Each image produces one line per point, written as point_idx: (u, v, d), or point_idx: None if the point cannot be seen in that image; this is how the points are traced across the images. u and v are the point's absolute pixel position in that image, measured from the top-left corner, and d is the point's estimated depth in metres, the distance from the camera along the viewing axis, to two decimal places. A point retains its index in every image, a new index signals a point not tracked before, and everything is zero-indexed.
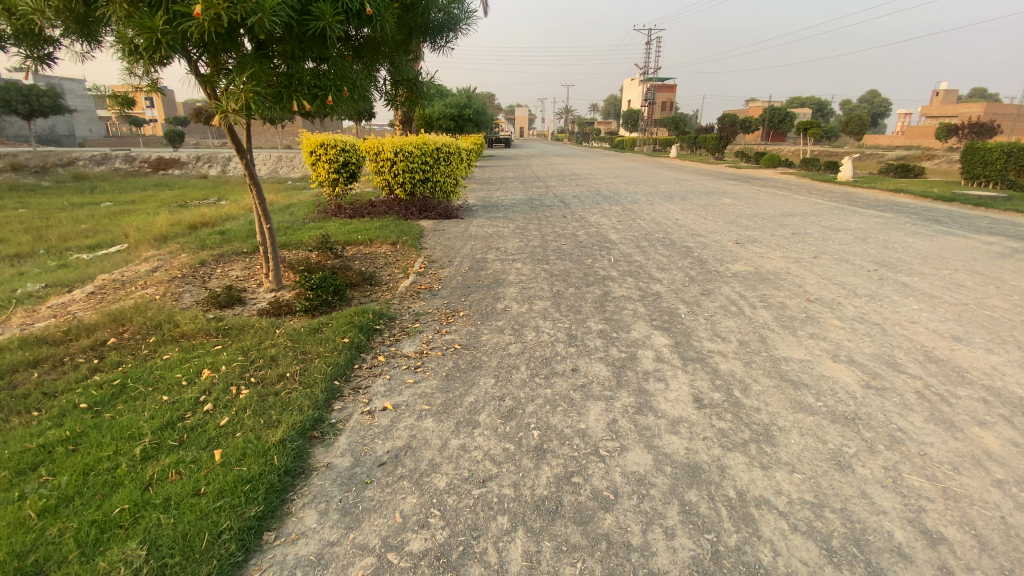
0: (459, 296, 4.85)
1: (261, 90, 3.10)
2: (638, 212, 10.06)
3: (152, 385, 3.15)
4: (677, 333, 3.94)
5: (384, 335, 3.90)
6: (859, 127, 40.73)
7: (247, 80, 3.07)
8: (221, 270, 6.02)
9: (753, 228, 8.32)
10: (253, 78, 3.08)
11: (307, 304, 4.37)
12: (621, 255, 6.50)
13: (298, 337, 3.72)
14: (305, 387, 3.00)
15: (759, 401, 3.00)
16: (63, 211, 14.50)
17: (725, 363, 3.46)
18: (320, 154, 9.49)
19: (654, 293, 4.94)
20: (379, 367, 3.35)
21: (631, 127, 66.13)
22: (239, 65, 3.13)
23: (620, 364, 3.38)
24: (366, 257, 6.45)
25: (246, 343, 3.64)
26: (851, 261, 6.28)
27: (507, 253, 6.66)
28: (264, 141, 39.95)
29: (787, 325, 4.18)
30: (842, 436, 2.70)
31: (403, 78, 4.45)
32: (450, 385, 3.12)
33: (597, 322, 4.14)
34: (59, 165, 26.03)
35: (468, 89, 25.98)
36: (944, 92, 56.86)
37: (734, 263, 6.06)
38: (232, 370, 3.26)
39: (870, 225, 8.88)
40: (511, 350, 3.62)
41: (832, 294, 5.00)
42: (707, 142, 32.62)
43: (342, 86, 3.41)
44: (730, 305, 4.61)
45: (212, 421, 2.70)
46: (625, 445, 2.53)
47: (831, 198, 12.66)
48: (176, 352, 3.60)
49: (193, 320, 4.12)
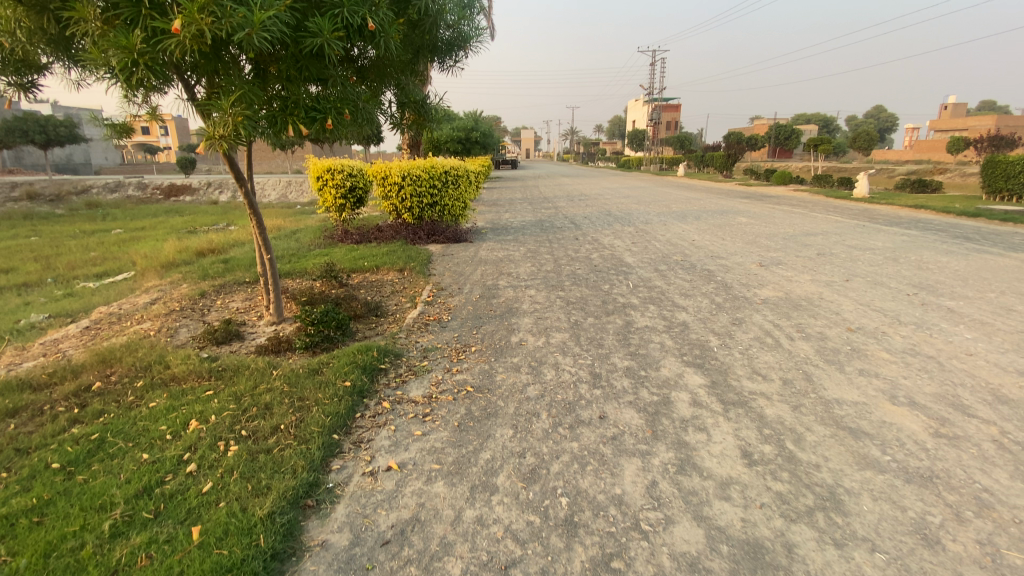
0: (470, 328, 4.53)
1: (253, 114, 2.86)
2: (652, 233, 9.78)
3: (134, 439, 2.83)
4: (712, 370, 3.56)
5: (389, 375, 3.56)
6: (868, 143, 40.49)
7: (235, 102, 2.83)
8: (221, 301, 5.77)
9: (774, 249, 7.96)
10: (243, 100, 2.84)
11: (308, 341, 4.05)
12: (639, 279, 6.17)
13: (295, 380, 3.40)
14: (300, 443, 2.67)
15: (818, 456, 2.62)
16: (73, 238, 14.51)
17: (771, 408, 3.09)
18: (327, 179, 9.33)
19: (681, 322, 4.58)
20: (383, 416, 3.01)
21: (636, 147, 66.58)
22: (228, 86, 2.90)
23: (653, 409, 3.02)
24: (372, 286, 6.16)
25: (239, 388, 3.33)
26: (886, 284, 5.89)
27: (519, 279, 6.36)
28: (275, 167, 40.57)
29: (833, 360, 3.79)
30: (922, 502, 2.32)
31: (410, 101, 4.21)
32: (462, 438, 2.76)
33: (622, 358, 3.78)
34: (74, 193, 26.38)
35: (475, 114, 26.30)
36: (952, 107, 56.60)
37: (762, 288, 5.71)
38: (223, 422, 2.93)
39: (897, 243, 8.50)
40: (529, 392, 3.26)
41: (874, 322, 4.62)
42: (715, 160, 32.48)
43: (342, 108, 3.17)
44: (765, 336, 4.24)
45: (195, 487, 2.37)
46: (670, 517, 2.16)
47: (850, 216, 12.29)
48: (164, 398, 3.29)
49: (186, 360, 3.82)
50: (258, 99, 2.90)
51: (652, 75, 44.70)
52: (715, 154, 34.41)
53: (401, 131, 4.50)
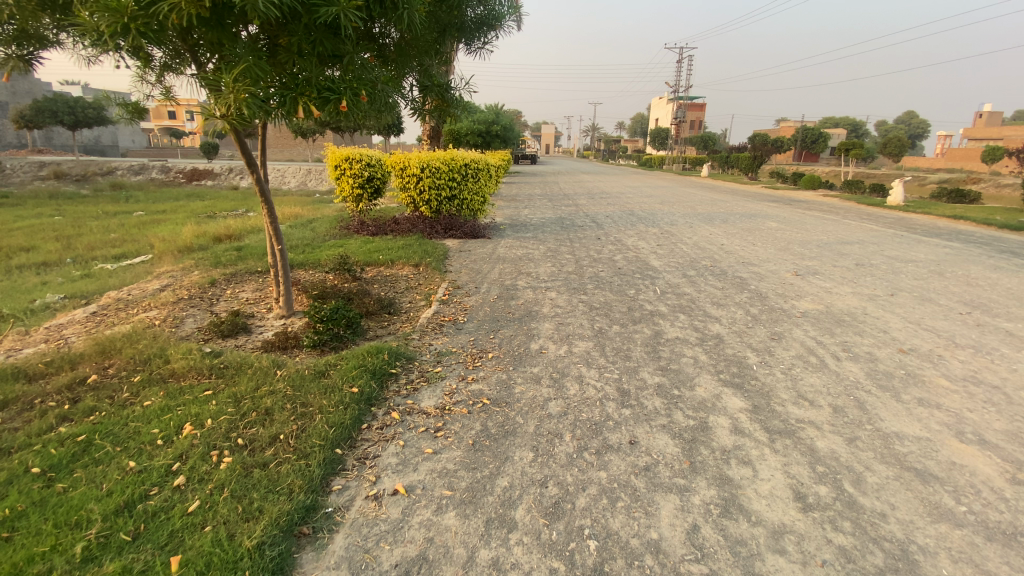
0: (487, 332, 4.25)
1: (260, 91, 2.62)
2: (678, 235, 9.41)
3: (122, 443, 2.62)
4: (753, 393, 3.24)
5: (400, 381, 3.29)
6: (899, 149, 39.23)
7: (239, 76, 2.58)
8: (231, 291, 5.58)
9: (809, 257, 7.54)
10: (247, 75, 2.58)
11: (315, 340, 3.81)
12: (667, 285, 5.83)
13: (299, 382, 3.16)
14: (299, 457, 2.42)
15: (882, 503, 2.30)
16: (96, 219, 14.59)
17: (823, 440, 2.77)
18: (345, 169, 9.13)
19: (715, 335, 4.25)
20: (392, 429, 2.74)
21: (658, 146, 65.59)
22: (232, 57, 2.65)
23: (689, 436, 2.72)
24: (386, 280, 5.93)
25: (240, 390, 3.10)
26: (936, 301, 5.46)
27: (540, 279, 6.07)
28: (297, 155, 40.79)
29: (887, 387, 3.43)
30: (1012, 566, 1.98)
31: (433, 84, 3.91)
32: (477, 460, 2.49)
33: (652, 374, 3.47)
34: (100, 173, 26.74)
35: (497, 108, 26.06)
36: (988, 114, 54.40)
37: (800, 299, 5.34)
38: (219, 428, 2.70)
39: (941, 256, 8.00)
40: (551, 409, 2.97)
41: (928, 343, 4.23)
42: (740, 161, 31.68)
43: (359, 90, 2.87)
44: (808, 355, 3.89)
45: (180, 505, 2.14)
46: (716, 572, 1.86)
47: (887, 224, 11.73)
48: (159, 397, 3.08)
49: (187, 355, 3.61)
50: (265, 75, 2.66)
51: (677, 73, 43.90)
52: (740, 156, 33.58)
53: (422, 118, 4.21)
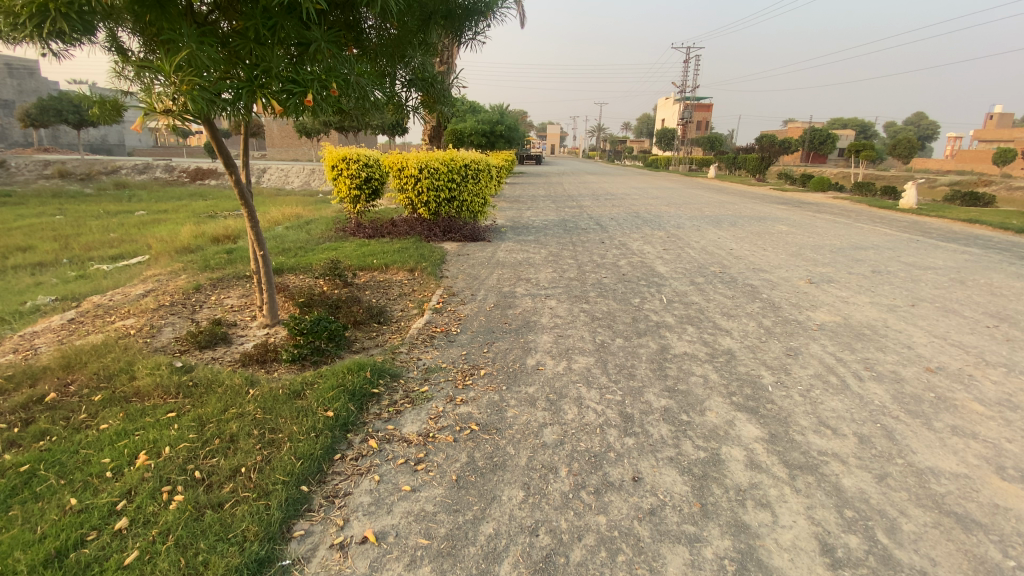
0: (481, 345, 3.97)
1: (208, 83, 2.38)
2: (685, 239, 9.10)
3: (68, 475, 2.37)
4: (769, 420, 2.95)
5: (382, 403, 3.01)
6: (909, 150, 38.69)
7: (184, 65, 2.35)
8: (216, 297, 5.34)
9: (822, 264, 7.21)
10: (191, 63, 2.35)
11: (294, 354, 3.54)
12: (674, 293, 5.54)
13: (271, 404, 2.89)
14: (259, 496, 2.16)
15: (921, 557, 2.00)
16: (96, 218, 14.45)
17: (850, 477, 2.47)
18: (341, 169, 8.88)
19: (726, 351, 3.95)
20: (367, 461, 2.47)
21: (664, 147, 65.08)
22: (175, 42, 2.40)
23: (700, 472, 2.44)
24: (378, 286, 5.67)
25: (206, 412, 2.85)
26: (960, 312, 5.13)
27: (540, 285, 5.79)
28: (301, 154, 40.71)
29: (916, 412, 3.12)
30: None
31: (417, 77, 3.62)
32: (460, 500, 2.21)
33: (658, 395, 3.17)
34: (104, 173, 26.66)
35: (501, 107, 25.82)
36: (999, 115, 53.51)
37: (814, 310, 5.05)
38: (176, 457, 2.44)
39: (960, 263, 7.65)
40: (546, 437, 2.68)
41: (956, 360, 3.92)
42: (748, 163, 31.22)
43: (329, 82, 2.60)
44: (827, 374, 3.59)
45: (117, 555, 1.88)
46: None
47: (900, 228, 11.36)
48: (117, 421, 2.84)
49: (155, 370, 3.37)
50: (215, 64, 2.41)
51: (684, 73, 43.53)
52: (747, 156, 33.12)
53: (410, 114, 3.94)
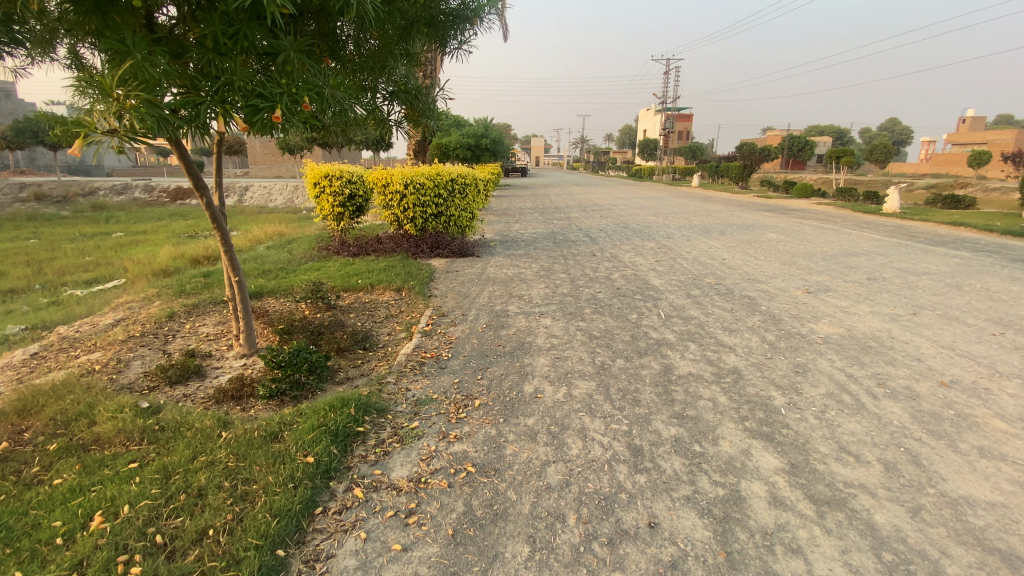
0: (473, 370, 3.73)
1: (158, 98, 2.17)
2: (677, 249, 8.98)
3: (10, 543, 2.08)
4: (787, 448, 2.74)
5: (368, 443, 2.74)
6: (886, 155, 39.50)
7: (130, 78, 2.13)
8: (190, 325, 5.04)
9: (816, 272, 7.11)
10: (137, 76, 2.13)
11: (272, 389, 3.26)
12: (671, 308, 5.37)
13: (245, 450, 2.61)
14: (227, 565, 1.90)
15: None
16: (72, 241, 13.96)
17: (882, 512, 2.27)
18: (324, 186, 8.63)
19: (732, 370, 3.76)
20: (352, 514, 2.21)
21: (647, 156, 65.76)
22: (119, 52, 2.18)
23: (721, 513, 2.22)
24: (364, 308, 5.41)
25: (172, 461, 2.57)
26: (962, 319, 5.02)
27: (533, 303, 5.58)
28: (285, 171, 40.28)
29: (938, 433, 2.94)
30: None
31: (400, 89, 3.42)
32: (459, 559, 1.96)
33: (667, 423, 2.96)
34: (81, 195, 26.00)
35: (486, 121, 25.82)
36: (970, 119, 55.05)
37: (816, 321, 4.91)
38: (135, 519, 2.17)
39: (952, 267, 7.61)
40: (550, 478, 2.45)
41: (969, 372, 3.77)
42: (731, 171, 31.55)
43: (301, 96, 2.38)
44: (840, 393, 3.41)
45: None
46: None
47: (888, 233, 11.39)
48: (72, 474, 2.55)
49: (118, 414, 3.08)
50: (167, 75, 2.19)
51: (665, 84, 44.21)
52: (731, 165, 33.48)
53: (392, 128, 3.72)
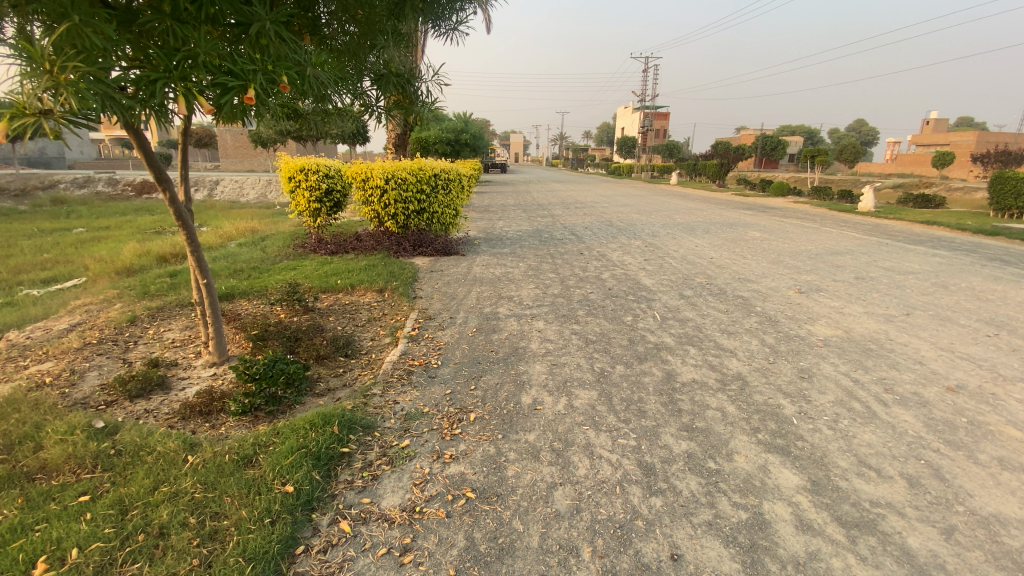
0: (466, 380, 3.48)
1: (103, 73, 1.86)
2: (664, 247, 8.89)
3: None
4: (806, 463, 2.58)
5: (353, 466, 2.47)
6: (855, 154, 40.58)
7: (65, 46, 1.82)
8: (154, 330, 4.65)
9: (805, 271, 7.07)
10: (76, 45, 1.83)
11: (245, 405, 2.96)
12: (666, 309, 5.22)
13: (213, 478, 2.33)
14: None
15: None
16: (30, 237, 13.13)
17: (915, 534, 2.12)
18: (299, 181, 8.21)
19: (736, 376, 3.60)
20: (338, 553, 1.95)
21: (625, 154, 66.15)
22: (55, 17, 1.88)
23: (747, 541, 2.04)
24: (344, 311, 5.09)
25: (130, 492, 2.26)
26: (955, 320, 5.00)
27: (524, 304, 5.35)
28: (258, 165, 39.06)
29: (955, 443, 2.82)
30: None
31: (390, 72, 3.16)
32: None
33: (677, 437, 2.77)
34: (41, 188, 24.68)
35: (466, 116, 25.50)
36: (935, 121, 56.97)
37: (813, 323, 4.82)
38: (84, 567, 1.86)
39: (934, 266, 7.68)
40: (558, 503, 2.23)
41: (973, 376, 3.69)
42: (709, 169, 31.89)
43: (277, 73, 2.08)
44: (850, 401, 3.28)
45: None
46: None
47: (868, 232, 11.52)
48: (13, 510, 2.21)
49: (69, 436, 2.73)
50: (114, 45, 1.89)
51: (644, 83, 44.70)
52: (707, 163, 33.97)
53: (376, 118, 3.42)
